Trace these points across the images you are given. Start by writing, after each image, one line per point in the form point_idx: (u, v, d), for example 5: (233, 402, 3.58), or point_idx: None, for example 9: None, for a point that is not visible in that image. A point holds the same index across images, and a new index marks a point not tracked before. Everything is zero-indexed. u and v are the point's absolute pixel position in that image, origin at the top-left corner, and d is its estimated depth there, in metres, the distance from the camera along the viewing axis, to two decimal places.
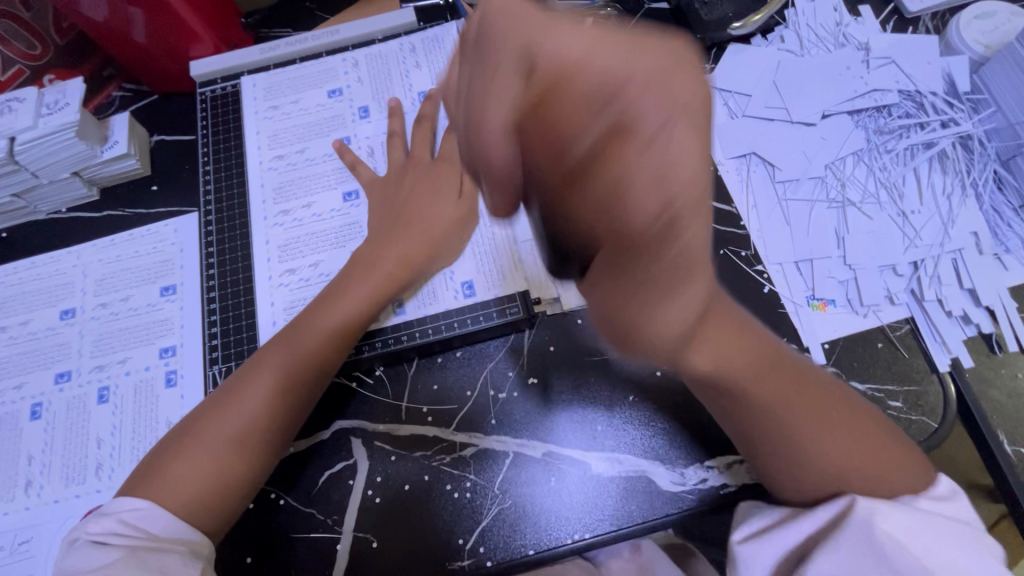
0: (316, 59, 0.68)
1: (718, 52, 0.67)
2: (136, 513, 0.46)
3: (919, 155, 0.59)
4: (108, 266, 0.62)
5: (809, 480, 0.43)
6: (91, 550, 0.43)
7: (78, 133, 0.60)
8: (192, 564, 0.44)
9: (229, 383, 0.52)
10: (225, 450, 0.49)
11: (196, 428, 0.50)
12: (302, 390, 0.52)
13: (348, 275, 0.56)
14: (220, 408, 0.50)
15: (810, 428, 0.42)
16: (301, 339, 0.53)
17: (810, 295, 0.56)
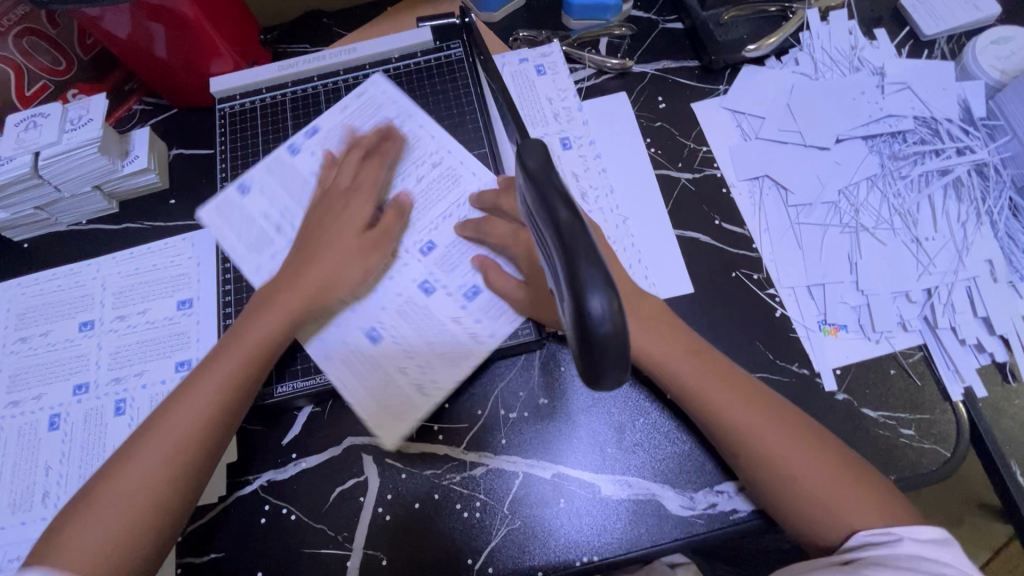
0: (334, 78, 0.69)
1: (732, 72, 0.68)
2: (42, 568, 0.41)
3: (934, 182, 0.58)
4: (126, 279, 0.63)
5: (786, 506, 0.46)
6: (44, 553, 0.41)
7: (100, 148, 0.61)
8: None
9: (134, 437, 0.48)
10: (143, 507, 0.45)
11: (105, 480, 0.46)
12: (213, 433, 0.48)
13: (258, 305, 0.53)
14: (126, 462, 0.46)
15: (776, 438, 0.47)
16: (221, 363, 0.50)
17: (822, 320, 0.56)
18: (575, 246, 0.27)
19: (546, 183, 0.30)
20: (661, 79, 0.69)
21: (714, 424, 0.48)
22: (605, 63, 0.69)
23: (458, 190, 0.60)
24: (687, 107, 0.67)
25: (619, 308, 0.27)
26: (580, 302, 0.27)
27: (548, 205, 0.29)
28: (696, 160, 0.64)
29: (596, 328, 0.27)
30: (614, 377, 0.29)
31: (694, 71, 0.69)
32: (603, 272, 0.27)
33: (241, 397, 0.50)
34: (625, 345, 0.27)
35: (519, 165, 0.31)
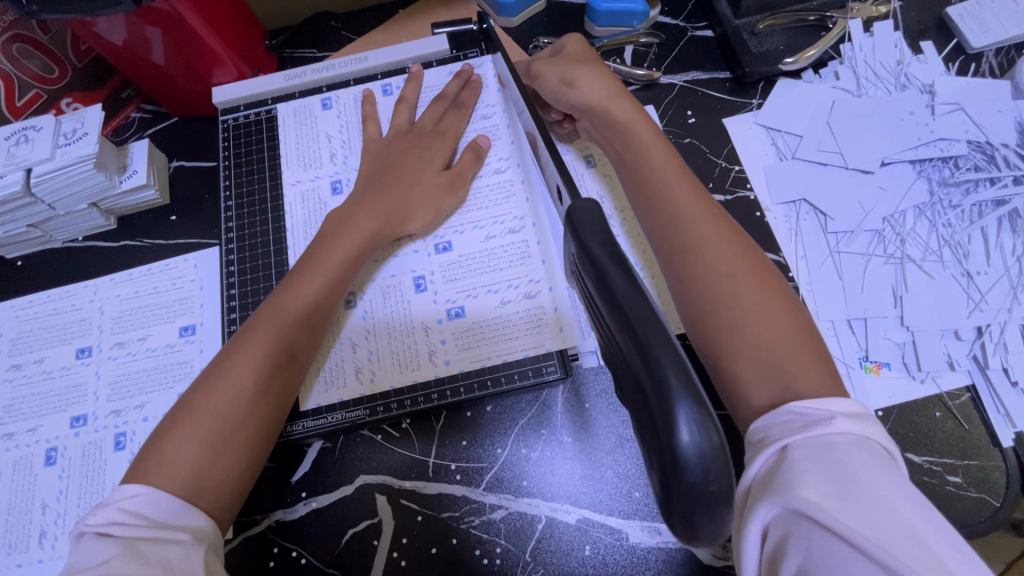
0: (343, 88, 0.65)
1: (766, 86, 0.64)
2: (136, 501, 0.40)
3: (988, 213, 0.55)
4: (125, 302, 0.60)
5: (725, 324, 0.42)
6: (87, 542, 0.37)
7: (96, 165, 0.58)
8: (198, 553, 0.38)
9: (207, 368, 0.47)
10: (238, 431, 0.45)
11: (184, 408, 0.45)
12: (299, 351, 0.49)
13: (311, 257, 0.53)
14: (205, 389, 0.45)
15: (746, 292, 0.43)
16: (282, 306, 0.50)
17: (864, 357, 0.53)
18: (655, 351, 0.26)
19: (609, 269, 0.29)
20: (690, 91, 0.65)
21: (655, 178, 0.49)
22: (631, 74, 0.65)
23: (503, 207, 0.59)
24: (719, 123, 0.63)
25: (715, 438, 0.25)
26: (667, 431, 0.25)
27: (612, 296, 0.28)
28: (727, 180, 0.60)
29: (687, 465, 0.24)
30: (721, 531, 0.27)
31: (726, 84, 0.65)
32: (686, 378, 0.25)
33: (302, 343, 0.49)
34: (732, 491, 0.25)
35: (579, 244, 0.31)
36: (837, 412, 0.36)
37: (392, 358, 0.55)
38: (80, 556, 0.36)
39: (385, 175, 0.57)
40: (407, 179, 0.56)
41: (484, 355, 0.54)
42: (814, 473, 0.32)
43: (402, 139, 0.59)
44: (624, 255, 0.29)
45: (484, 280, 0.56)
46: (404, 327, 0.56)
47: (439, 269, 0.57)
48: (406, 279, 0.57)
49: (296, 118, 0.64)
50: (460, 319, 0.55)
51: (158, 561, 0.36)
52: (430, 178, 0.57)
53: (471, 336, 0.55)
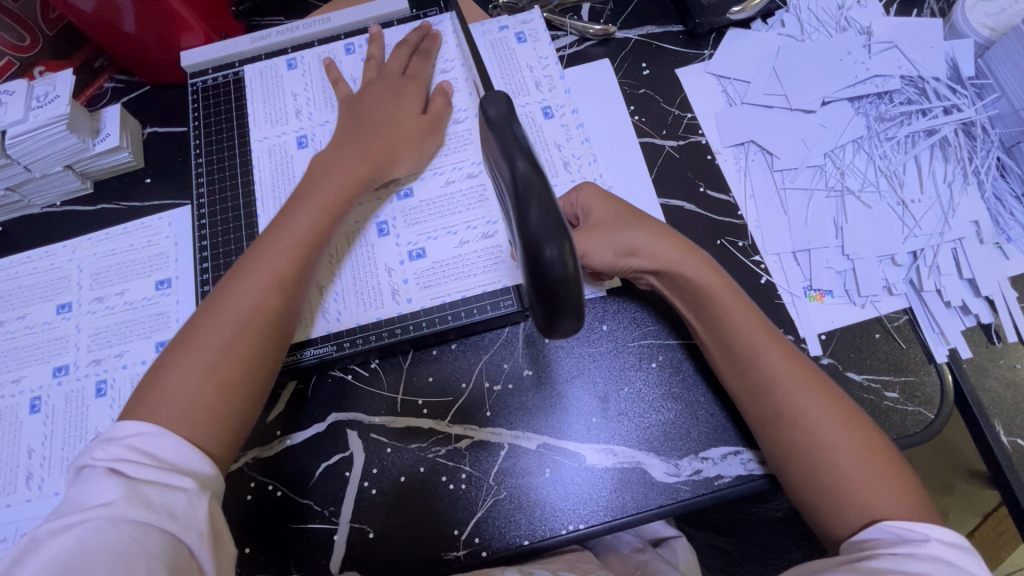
0: (307, 49, 0.67)
1: (718, 36, 0.66)
2: (144, 438, 0.41)
3: (920, 142, 0.58)
4: (103, 260, 0.62)
5: (804, 463, 0.45)
6: (95, 477, 0.38)
7: (69, 126, 0.60)
8: (201, 502, 0.39)
9: (205, 304, 0.48)
10: (232, 356, 0.45)
11: (183, 346, 0.45)
12: (292, 283, 0.49)
13: (301, 196, 0.53)
14: (202, 326, 0.46)
15: (825, 426, 0.45)
16: (276, 246, 0.50)
17: (808, 286, 0.56)
18: (528, 190, 0.30)
19: (507, 142, 0.33)
20: (644, 45, 0.67)
21: (711, 305, 0.49)
22: (587, 30, 0.67)
23: (464, 155, 0.61)
24: (672, 73, 0.65)
25: (570, 248, 0.29)
26: (534, 247, 0.29)
27: (507, 158, 0.32)
28: (680, 127, 0.63)
29: (546, 271, 0.29)
30: (570, 324, 0.33)
31: (678, 37, 0.67)
32: (552, 210, 0.30)
33: (299, 280, 0.50)
34: (580, 286, 0.30)
35: (482, 118, 0.35)
36: (934, 535, 0.39)
37: (357, 297, 0.58)
38: (88, 491, 0.38)
39: (360, 117, 0.58)
40: (382, 119, 0.58)
41: (444, 291, 0.57)
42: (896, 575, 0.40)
43: (374, 84, 0.61)
44: (518, 125, 0.34)
45: (443, 224, 0.59)
46: (370, 268, 0.58)
47: (400, 214, 0.60)
48: (369, 224, 0.60)
49: (263, 79, 0.66)
50: (421, 259, 0.58)
51: (162, 508, 0.37)
52: (409, 121, 0.58)
53: (430, 275, 0.58)
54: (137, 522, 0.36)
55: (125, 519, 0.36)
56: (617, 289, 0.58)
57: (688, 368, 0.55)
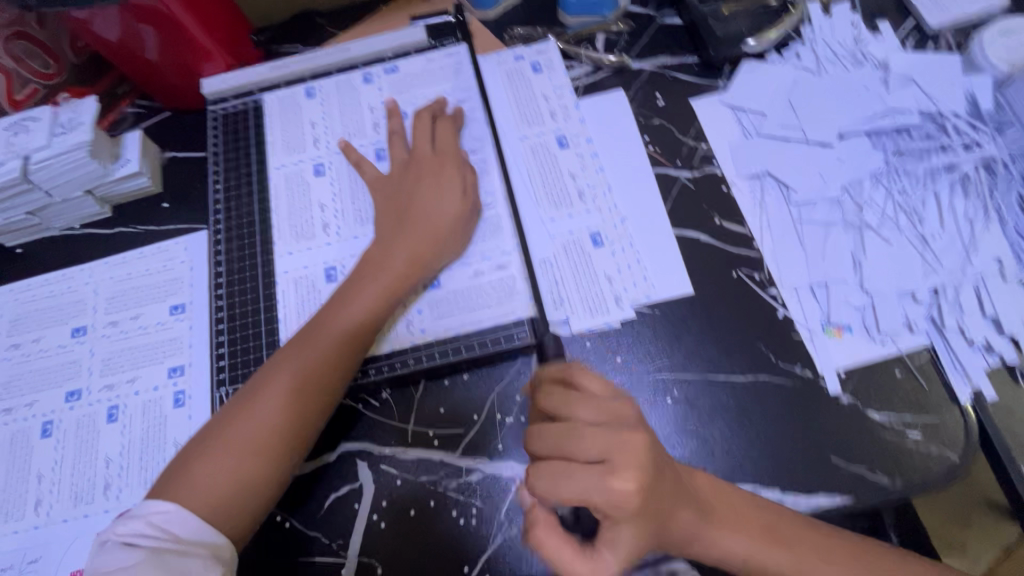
0: (326, 78, 0.68)
1: (732, 68, 0.66)
2: (164, 516, 0.45)
3: (940, 178, 0.57)
4: (119, 284, 0.63)
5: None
6: (121, 548, 0.43)
7: (91, 153, 0.60)
8: (212, 570, 0.43)
9: (247, 388, 0.51)
10: (255, 451, 0.48)
11: (219, 430, 0.49)
12: (327, 381, 0.51)
13: (347, 291, 0.55)
14: (238, 414, 0.50)
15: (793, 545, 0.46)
16: (316, 343, 0.52)
17: (826, 321, 0.55)
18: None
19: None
20: (659, 75, 0.67)
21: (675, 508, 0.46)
22: (603, 60, 0.67)
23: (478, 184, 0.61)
24: (687, 104, 0.65)
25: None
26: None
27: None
28: (695, 158, 0.63)
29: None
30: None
31: (693, 68, 0.67)
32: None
33: (330, 385, 0.51)
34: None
35: None
36: None
37: None
38: (115, 560, 0.43)
39: (404, 205, 0.59)
40: (426, 207, 0.58)
41: (459, 324, 0.57)
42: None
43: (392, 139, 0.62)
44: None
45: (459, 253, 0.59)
46: None
47: None
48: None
49: (283, 107, 0.67)
50: (436, 289, 0.58)
51: (178, 573, 0.42)
52: (451, 209, 0.58)
53: (444, 306, 0.58)
54: None
55: None
56: (631, 320, 0.57)
57: (703, 404, 0.54)
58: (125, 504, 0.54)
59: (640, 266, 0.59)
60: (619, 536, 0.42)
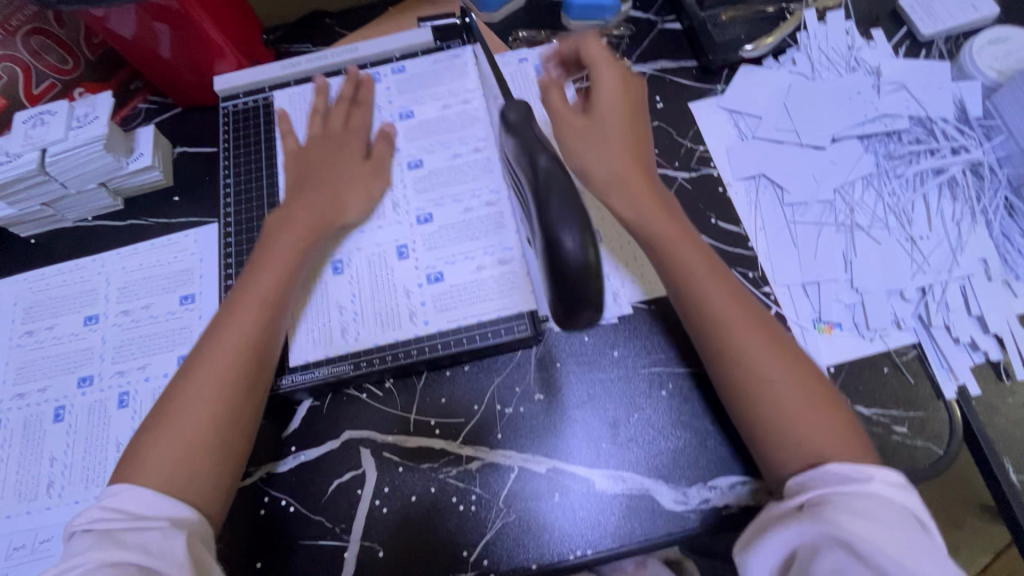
0: (334, 77, 0.70)
1: (730, 73, 0.68)
2: (117, 497, 0.44)
3: (929, 181, 0.59)
4: (130, 274, 0.64)
5: (768, 419, 0.48)
6: (80, 537, 0.42)
7: (105, 146, 0.62)
8: (177, 537, 0.42)
9: (179, 374, 0.51)
10: (201, 421, 0.48)
11: (166, 412, 0.49)
12: (259, 340, 0.52)
13: (259, 258, 0.57)
14: (179, 393, 0.50)
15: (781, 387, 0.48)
16: (239, 306, 0.54)
17: (817, 319, 0.57)
18: (551, 190, 0.40)
19: (530, 144, 0.44)
20: (658, 78, 0.69)
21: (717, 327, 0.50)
22: None
23: (479, 182, 0.63)
24: (685, 107, 0.67)
25: (589, 239, 0.39)
26: (558, 239, 0.39)
27: (530, 159, 0.43)
28: (692, 159, 0.64)
29: (571, 261, 0.39)
30: (591, 306, 0.41)
31: (692, 71, 0.69)
32: (576, 208, 0.39)
33: (268, 341, 0.53)
34: (598, 278, 0.40)
35: (503, 119, 0.47)
36: (877, 475, 0.43)
37: (375, 317, 0.59)
38: (75, 547, 0.42)
39: (308, 167, 0.63)
40: (334, 174, 0.62)
41: (461, 315, 0.58)
42: (845, 508, 0.41)
43: (366, 136, 0.65)
44: (534, 128, 0.45)
45: (462, 248, 0.61)
46: (389, 287, 0.60)
47: (420, 238, 0.62)
48: (390, 248, 0.62)
49: (292, 105, 0.69)
50: (439, 282, 0.60)
51: (136, 545, 0.41)
52: (352, 171, 0.63)
53: (448, 299, 0.59)
54: (114, 562, 0.40)
55: (104, 561, 0.40)
56: (628, 316, 0.59)
57: (697, 397, 0.55)
58: None
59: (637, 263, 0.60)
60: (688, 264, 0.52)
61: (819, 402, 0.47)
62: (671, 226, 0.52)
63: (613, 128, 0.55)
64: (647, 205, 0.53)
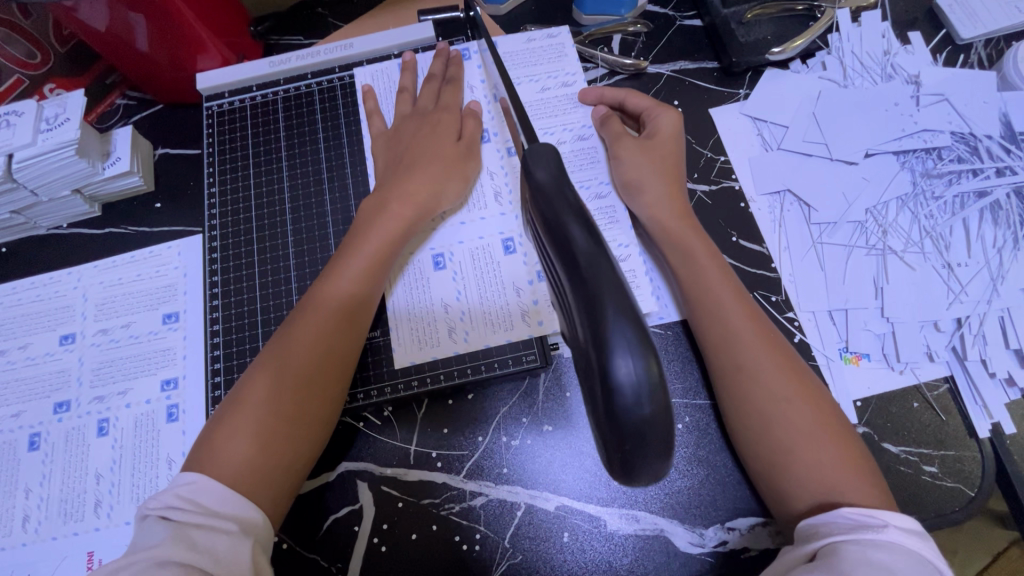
0: (329, 76, 0.65)
1: (753, 76, 0.63)
2: (190, 487, 0.41)
3: (970, 204, 0.55)
4: (109, 290, 0.60)
5: (778, 447, 0.45)
6: (150, 524, 0.40)
7: (78, 151, 0.57)
8: (244, 546, 0.39)
9: (258, 362, 0.49)
10: (279, 420, 0.46)
11: (236, 399, 0.47)
12: (335, 340, 0.49)
13: (350, 244, 0.53)
14: (252, 382, 0.47)
15: (800, 413, 0.45)
16: (318, 300, 0.50)
17: (844, 348, 0.53)
18: (595, 282, 0.25)
19: (556, 203, 0.28)
20: (677, 81, 0.64)
21: (734, 344, 0.48)
22: (618, 63, 0.64)
23: (487, 196, 0.60)
24: (705, 113, 0.62)
25: (655, 370, 0.24)
26: (606, 362, 0.24)
27: (558, 231, 0.27)
28: (713, 171, 0.60)
29: (628, 397, 0.23)
30: (656, 470, 0.26)
31: (713, 74, 0.64)
32: (630, 314, 0.24)
33: (339, 338, 0.50)
34: (668, 425, 0.24)
35: (526, 177, 0.31)
36: (892, 523, 0.39)
37: (411, 334, 0.56)
38: (143, 536, 0.39)
39: (401, 156, 0.57)
40: (422, 155, 0.56)
41: (495, 332, 0.55)
42: (858, 562, 0.36)
43: (409, 122, 0.59)
44: (569, 186, 0.29)
45: (498, 258, 0.58)
46: (426, 294, 0.57)
47: (457, 248, 0.58)
48: (424, 256, 0.58)
49: (282, 106, 0.64)
50: (473, 295, 0.57)
51: (206, 550, 0.38)
52: (446, 150, 0.57)
53: (485, 312, 0.56)
54: (182, 563, 0.37)
55: (171, 560, 0.37)
56: None
57: (715, 431, 0.52)
58: (116, 522, 0.52)
59: (652, 282, 0.56)
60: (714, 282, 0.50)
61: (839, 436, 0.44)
62: (704, 244, 0.52)
63: (662, 152, 0.55)
64: (686, 229, 0.53)
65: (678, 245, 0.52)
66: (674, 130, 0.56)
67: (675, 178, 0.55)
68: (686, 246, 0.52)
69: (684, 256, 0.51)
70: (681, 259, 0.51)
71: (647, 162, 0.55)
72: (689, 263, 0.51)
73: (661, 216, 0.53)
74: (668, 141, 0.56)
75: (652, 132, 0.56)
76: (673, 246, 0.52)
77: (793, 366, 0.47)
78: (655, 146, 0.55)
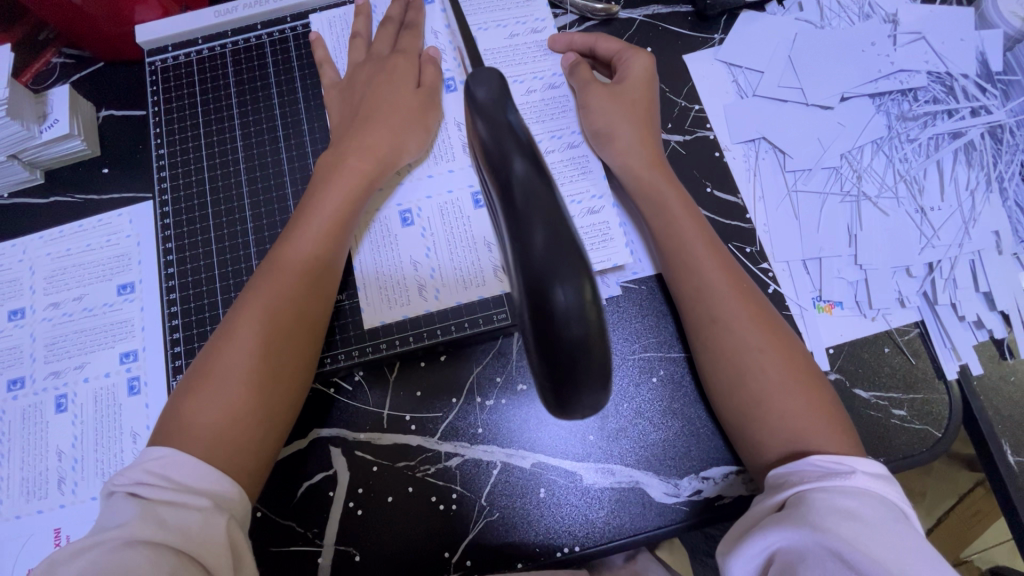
0: (281, 26, 0.61)
1: (729, 19, 0.60)
2: (161, 462, 0.40)
3: (944, 146, 0.55)
4: (58, 262, 0.57)
5: (750, 395, 0.44)
6: (119, 502, 0.38)
7: (10, 113, 0.53)
8: (219, 520, 0.38)
9: (220, 328, 0.47)
10: (239, 386, 0.44)
11: (201, 365, 0.45)
12: (299, 301, 0.47)
13: (310, 201, 0.51)
14: (217, 346, 0.45)
15: (772, 362, 0.45)
16: (279, 261, 0.48)
17: (817, 297, 0.53)
18: (530, 210, 0.23)
19: (503, 138, 0.26)
20: (650, 26, 0.61)
21: (709, 295, 0.47)
22: (589, 8, 0.60)
23: (452, 149, 0.57)
24: (679, 59, 0.60)
25: (591, 296, 0.22)
26: (542, 292, 0.22)
27: (503, 168, 0.26)
28: (687, 120, 0.58)
29: (563, 325, 0.22)
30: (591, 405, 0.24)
31: (686, 18, 0.61)
32: (567, 239, 0.23)
33: (301, 301, 0.47)
34: (606, 351, 0.22)
35: (468, 104, 0.29)
36: (861, 467, 0.39)
37: (380, 293, 0.54)
38: (112, 515, 0.38)
39: (357, 107, 0.54)
40: (380, 105, 0.53)
41: (469, 287, 0.54)
42: (826, 510, 0.36)
43: (364, 69, 0.56)
44: (512, 111, 0.28)
45: (468, 211, 0.56)
46: (394, 253, 0.55)
47: (425, 203, 0.56)
48: (391, 213, 0.56)
49: (231, 60, 0.60)
50: (444, 251, 0.55)
51: (176, 528, 0.37)
52: (407, 98, 0.54)
53: (459, 268, 0.54)
54: (152, 542, 0.36)
55: (139, 540, 0.36)
56: (616, 298, 0.54)
57: (688, 383, 0.52)
58: (82, 498, 0.51)
59: (625, 233, 0.55)
60: (686, 232, 0.49)
61: (809, 384, 0.44)
62: (677, 192, 0.50)
63: (633, 95, 0.53)
64: (661, 174, 0.51)
65: (649, 192, 0.51)
66: (643, 76, 0.54)
67: (646, 124, 0.53)
68: (657, 192, 0.50)
69: (657, 206, 0.50)
70: (655, 206, 0.50)
71: (617, 109, 0.52)
72: (664, 211, 0.50)
73: (633, 160, 0.51)
74: (638, 87, 0.54)
75: (623, 77, 0.54)
76: (646, 194, 0.51)
77: (769, 318, 0.47)
78: (624, 90, 0.53)
